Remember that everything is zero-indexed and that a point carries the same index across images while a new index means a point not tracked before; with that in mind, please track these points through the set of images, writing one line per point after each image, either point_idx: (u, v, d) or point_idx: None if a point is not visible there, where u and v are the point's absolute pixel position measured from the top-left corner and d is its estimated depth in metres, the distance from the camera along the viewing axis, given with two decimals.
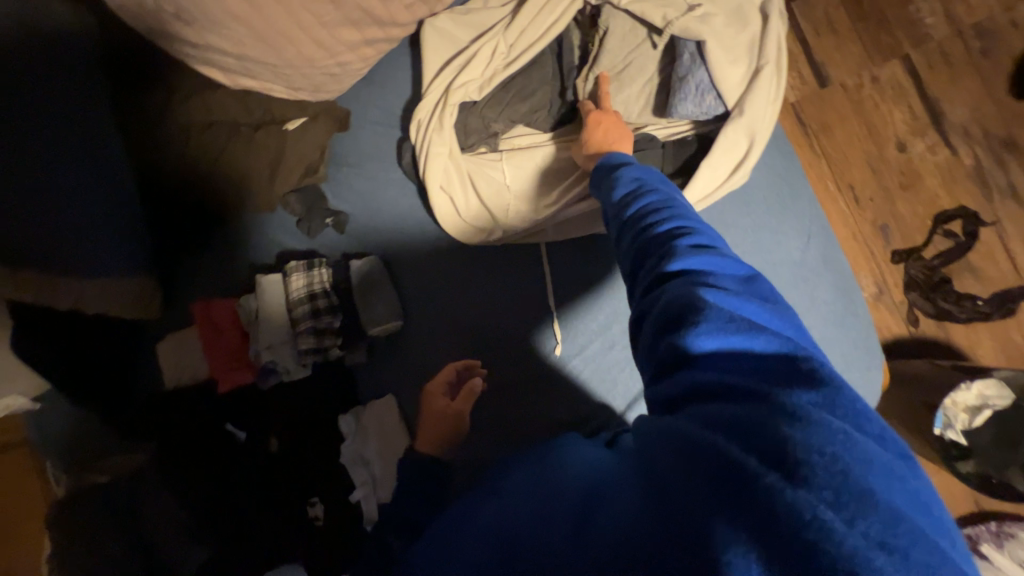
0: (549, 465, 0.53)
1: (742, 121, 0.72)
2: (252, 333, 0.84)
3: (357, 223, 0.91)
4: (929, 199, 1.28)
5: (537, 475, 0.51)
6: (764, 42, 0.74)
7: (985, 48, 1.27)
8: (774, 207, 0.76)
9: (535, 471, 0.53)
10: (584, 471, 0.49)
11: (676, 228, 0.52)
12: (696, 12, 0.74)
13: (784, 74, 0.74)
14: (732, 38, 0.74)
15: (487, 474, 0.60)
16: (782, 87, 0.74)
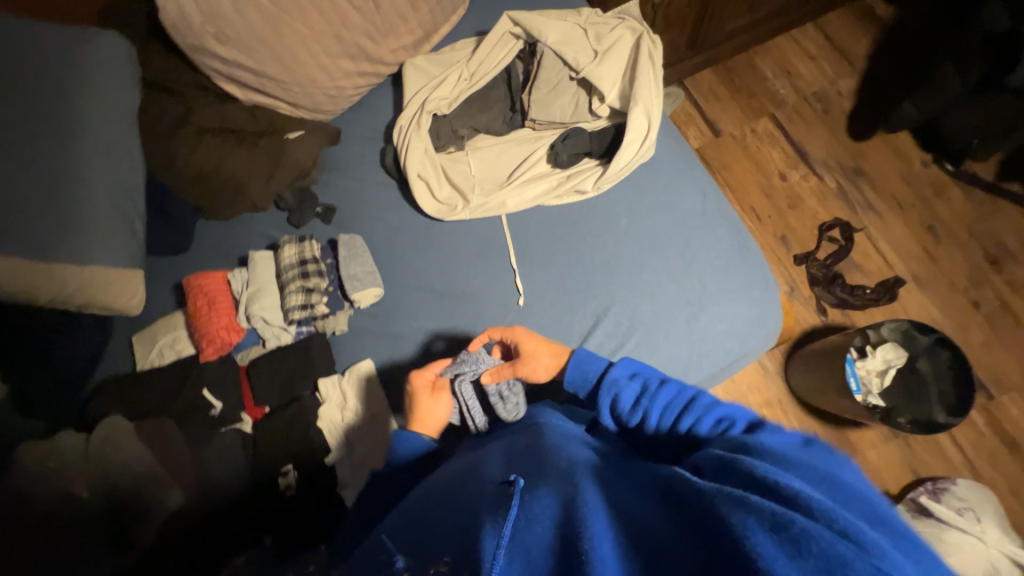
0: (544, 457, 0.55)
1: (640, 105, 0.87)
2: (240, 299, 0.89)
3: (344, 215, 1.05)
4: (812, 214, 1.60)
5: (536, 469, 0.52)
6: (641, 47, 0.92)
7: (825, 107, 1.69)
8: (676, 174, 0.93)
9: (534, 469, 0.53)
10: (588, 461, 0.53)
11: (700, 401, 0.64)
12: (593, 39, 0.95)
13: (662, 67, 0.91)
14: (618, 52, 0.93)
15: (466, 474, 0.60)
16: (662, 78, 0.91)
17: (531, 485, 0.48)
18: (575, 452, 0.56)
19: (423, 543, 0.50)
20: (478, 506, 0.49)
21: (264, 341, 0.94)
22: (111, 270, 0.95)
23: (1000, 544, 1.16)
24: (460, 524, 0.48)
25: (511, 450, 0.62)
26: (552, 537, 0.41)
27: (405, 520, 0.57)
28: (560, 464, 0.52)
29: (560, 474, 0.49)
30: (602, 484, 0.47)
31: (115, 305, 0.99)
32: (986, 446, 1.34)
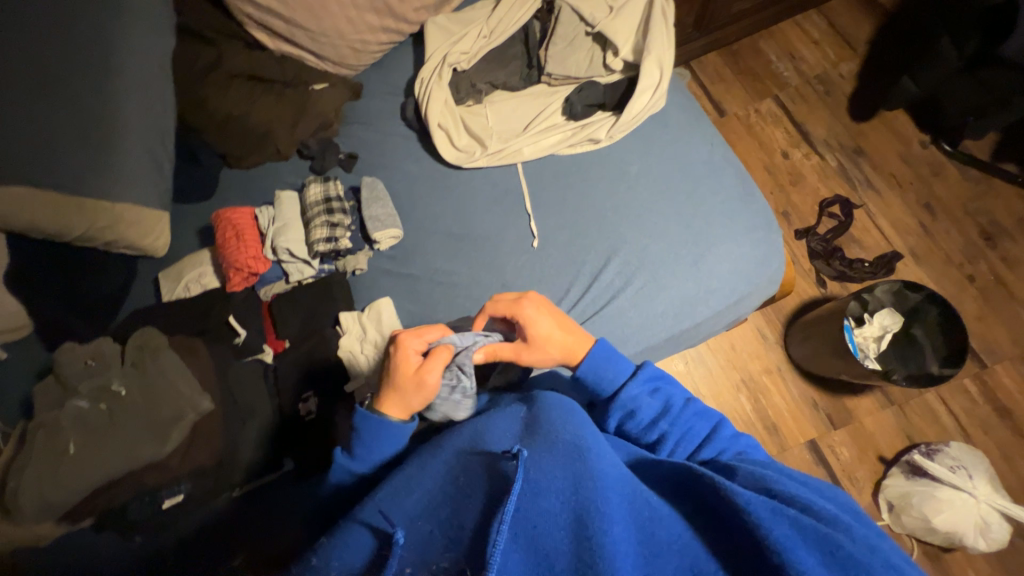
0: (549, 427, 0.56)
1: (652, 56, 0.95)
2: (268, 233, 0.94)
3: (363, 163, 1.08)
4: (813, 191, 1.65)
5: (540, 441, 0.53)
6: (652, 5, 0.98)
7: (827, 90, 1.74)
8: (685, 126, 0.98)
9: (539, 443, 0.53)
10: (593, 440, 0.54)
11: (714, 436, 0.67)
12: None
13: (672, 23, 0.97)
14: (631, 10, 0.99)
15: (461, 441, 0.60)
16: (672, 34, 0.97)
17: (536, 458, 0.51)
18: (578, 423, 0.57)
19: (416, 516, 0.55)
20: (477, 483, 0.52)
21: (287, 276, 0.96)
22: (141, 210, 1.00)
23: (990, 497, 1.21)
24: (459, 505, 0.52)
25: (518, 422, 0.61)
26: (554, 518, 0.46)
27: (403, 483, 0.59)
28: (566, 437, 0.53)
29: (564, 450, 0.51)
30: (608, 465, 0.50)
31: (141, 245, 1.03)
32: (978, 414, 1.38)
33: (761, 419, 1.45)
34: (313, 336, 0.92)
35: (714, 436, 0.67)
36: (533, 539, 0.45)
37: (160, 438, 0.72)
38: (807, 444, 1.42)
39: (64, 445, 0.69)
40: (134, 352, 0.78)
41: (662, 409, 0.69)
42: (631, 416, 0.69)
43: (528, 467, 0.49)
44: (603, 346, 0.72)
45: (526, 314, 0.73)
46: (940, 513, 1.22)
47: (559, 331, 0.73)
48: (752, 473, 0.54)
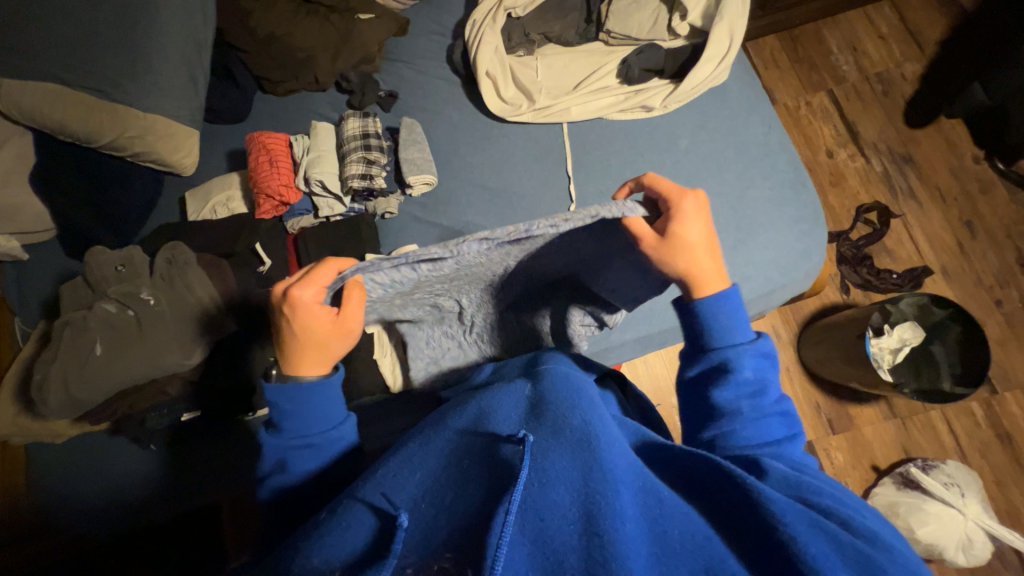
0: (555, 408, 0.51)
1: (723, 23, 0.89)
2: (301, 163, 0.91)
3: (403, 103, 1.04)
4: (852, 195, 1.59)
5: (545, 425, 0.49)
6: None
7: (885, 90, 1.65)
8: (743, 105, 0.93)
9: (543, 428, 0.48)
10: (602, 426, 0.48)
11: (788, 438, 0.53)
12: None
13: None
14: None
15: (464, 419, 0.56)
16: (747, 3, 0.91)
17: (544, 447, 0.46)
18: (586, 408, 0.51)
19: (419, 496, 0.48)
20: (477, 463, 0.48)
21: (315, 210, 0.94)
22: (173, 124, 0.97)
23: (978, 516, 1.23)
24: (459, 493, 0.47)
25: (526, 398, 0.56)
26: (564, 512, 0.41)
27: (400, 460, 0.53)
28: (573, 424, 0.48)
29: (574, 439, 0.46)
30: (618, 455, 0.45)
31: (170, 162, 1.01)
32: (980, 437, 1.38)
33: None
34: None
35: (788, 447, 0.53)
36: (539, 533, 0.40)
37: (184, 352, 0.73)
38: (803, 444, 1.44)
39: (91, 346, 0.70)
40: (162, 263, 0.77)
41: (756, 394, 0.54)
42: (718, 383, 0.55)
43: (536, 455, 0.45)
44: (734, 296, 0.57)
45: (683, 205, 0.59)
46: (926, 525, 1.24)
47: (702, 250, 0.59)
48: (786, 476, 0.46)
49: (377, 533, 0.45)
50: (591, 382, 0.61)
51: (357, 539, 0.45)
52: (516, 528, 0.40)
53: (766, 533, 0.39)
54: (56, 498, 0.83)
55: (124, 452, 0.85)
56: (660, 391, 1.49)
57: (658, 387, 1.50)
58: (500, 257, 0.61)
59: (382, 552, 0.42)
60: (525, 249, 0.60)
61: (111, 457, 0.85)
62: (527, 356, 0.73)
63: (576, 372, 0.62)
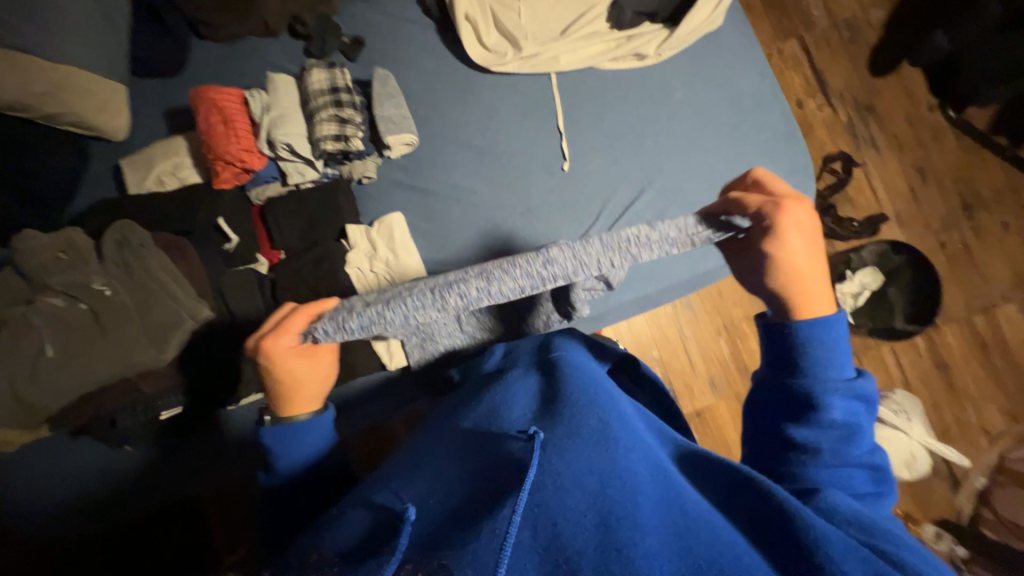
0: (573, 412, 0.49)
1: None
2: (261, 124, 0.80)
3: (370, 51, 0.92)
4: (819, 145, 1.63)
5: (561, 425, 0.47)
6: None
7: (852, 37, 1.66)
8: (736, 52, 0.90)
9: (559, 432, 0.46)
10: (620, 429, 0.47)
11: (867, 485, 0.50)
12: None
13: None
14: None
15: (473, 429, 0.52)
16: None
17: (557, 445, 0.44)
18: (602, 408, 0.50)
19: (429, 492, 0.45)
20: (483, 466, 0.45)
21: (284, 178, 0.84)
22: (94, 78, 0.83)
23: (920, 436, 1.39)
24: (465, 488, 0.44)
25: (542, 400, 0.54)
26: (579, 516, 0.38)
27: (407, 473, 0.49)
28: (590, 424, 0.47)
29: (589, 439, 0.45)
30: (637, 461, 0.44)
31: (92, 125, 0.85)
32: (921, 367, 1.54)
33: (735, 360, 1.56)
34: (318, 249, 0.84)
35: (867, 498, 0.49)
36: (552, 539, 0.36)
37: (154, 348, 0.64)
38: None
39: (39, 346, 0.60)
40: (113, 246, 0.66)
41: (845, 438, 0.50)
42: (798, 419, 0.51)
43: (546, 448, 0.43)
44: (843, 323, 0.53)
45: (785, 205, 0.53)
46: None
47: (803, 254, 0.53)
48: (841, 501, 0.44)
49: (371, 533, 0.42)
50: (611, 383, 0.60)
51: (350, 539, 0.42)
52: (523, 524, 0.37)
53: (783, 519, 0.39)
54: (25, 511, 0.76)
55: (95, 456, 0.77)
56: (642, 346, 1.54)
57: (640, 342, 1.55)
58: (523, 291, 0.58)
59: (385, 542, 0.39)
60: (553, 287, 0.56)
61: (82, 461, 0.77)
62: (538, 339, 0.73)
63: (588, 363, 0.62)
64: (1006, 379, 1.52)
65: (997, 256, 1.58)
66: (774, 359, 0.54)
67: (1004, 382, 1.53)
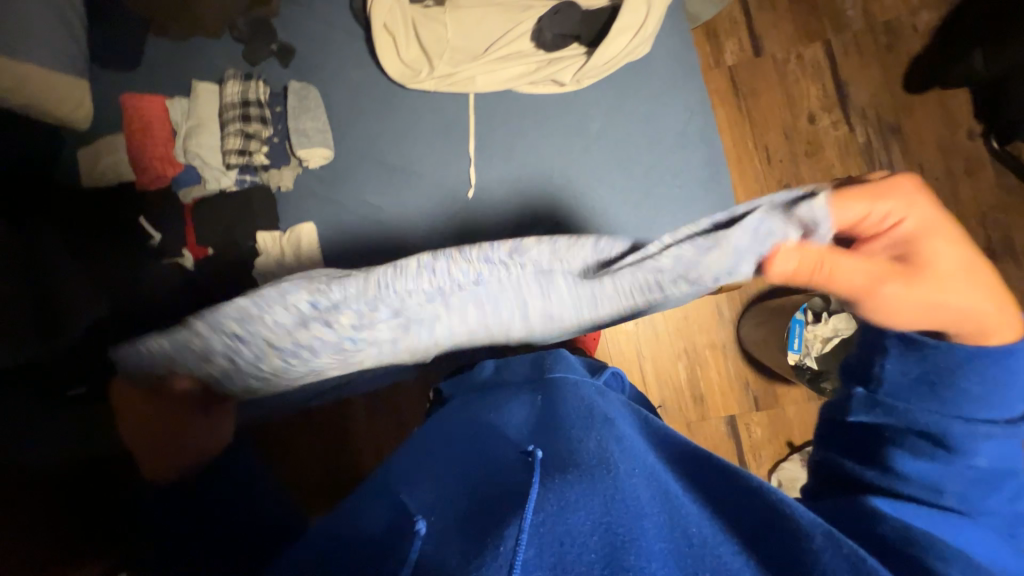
0: (567, 428, 0.57)
1: None
2: (180, 131, 0.88)
3: (301, 58, 0.94)
4: (826, 168, 1.46)
5: (561, 438, 0.55)
6: None
7: (890, 44, 1.44)
8: (666, 84, 0.84)
9: (557, 445, 0.53)
10: (615, 449, 0.52)
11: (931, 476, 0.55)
12: None
13: None
14: None
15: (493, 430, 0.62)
16: None
17: (553, 460, 0.49)
18: (605, 437, 0.54)
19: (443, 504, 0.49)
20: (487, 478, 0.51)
21: (204, 182, 0.91)
22: (52, 75, 0.89)
23: None
24: (475, 499, 0.48)
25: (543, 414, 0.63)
26: (583, 537, 0.40)
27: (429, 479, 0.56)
28: (590, 447, 0.52)
29: (595, 468, 0.48)
30: (636, 475, 0.48)
31: (54, 116, 0.93)
32: None
33: (690, 388, 1.49)
34: (230, 251, 0.90)
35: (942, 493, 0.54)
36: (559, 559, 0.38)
37: (49, 338, 0.76)
38: (726, 418, 1.48)
39: None
40: (17, 246, 0.78)
41: (981, 480, 0.53)
42: (910, 451, 0.55)
43: (548, 470, 0.47)
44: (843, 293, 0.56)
45: None
46: None
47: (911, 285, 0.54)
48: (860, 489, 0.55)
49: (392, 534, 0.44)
50: (614, 408, 0.65)
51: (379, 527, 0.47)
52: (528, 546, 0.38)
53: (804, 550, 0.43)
54: None
55: None
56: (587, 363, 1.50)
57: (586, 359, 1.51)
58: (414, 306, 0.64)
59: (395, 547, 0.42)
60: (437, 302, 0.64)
61: None
62: (533, 357, 0.83)
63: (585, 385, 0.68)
64: None
65: None
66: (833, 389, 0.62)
67: None
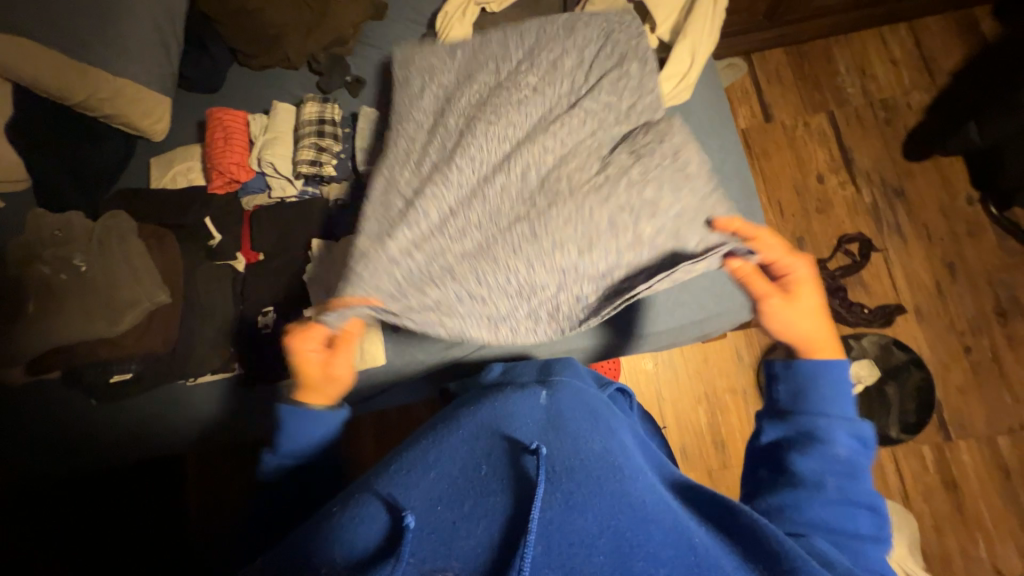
0: (571, 427, 0.54)
1: (684, 42, 0.89)
2: (256, 143, 0.95)
3: (371, 91, 1.04)
4: (837, 223, 1.54)
5: (565, 437, 0.52)
6: None
7: (888, 118, 1.59)
8: (702, 127, 0.93)
9: (556, 444, 0.51)
10: (619, 454, 0.51)
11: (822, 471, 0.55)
12: None
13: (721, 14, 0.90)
14: None
15: (477, 410, 0.57)
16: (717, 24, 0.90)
17: (558, 461, 0.48)
18: (605, 437, 0.53)
19: (434, 500, 0.47)
20: (499, 477, 0.48)
21: (269, 190, 0.97)
22: (142, 90, 0.98)
23: (905, 561, 1.18)
24: (480, 502, 0.46)
25: (541, 406, 0.57)
26: (591, 540, 0.42)
27: (408, 462, 0.51)
28: (596, 450, 0.50)
29: (601, 469, 0.48)
30: (643, 488, 0.47)
31: (134, 128, 1.01)
32: (926, 482, 1.33)
33: (711, 433, 1.42)
34: (284, 255, 0.94)
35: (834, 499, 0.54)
36: (567, 558, 0.41)
37: (111, 319, 0.80)
38: None
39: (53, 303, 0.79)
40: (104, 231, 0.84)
41: (847, 474, 0.55)
42: (800, 449, 0.57)
43: (551, 468, 0.47)
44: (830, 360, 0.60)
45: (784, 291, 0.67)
46: None
47: (793, 303, 0.64)
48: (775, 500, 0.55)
49: (397, 534, 0.44)
50: (614, 417, 0.61)
51: (374, 536, 0.45)
52: (536, 542, 0.42)
53: (768, 551, 0.44)
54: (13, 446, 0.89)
55: (69, 403, 0.89)
56: None
57: None
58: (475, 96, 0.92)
59: (396, 549, 0.43)
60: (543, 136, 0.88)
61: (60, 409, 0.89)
62: (541, 361, 0.74)
63: (587, 385, 0.65)
64: None
65: None
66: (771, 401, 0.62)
67: None
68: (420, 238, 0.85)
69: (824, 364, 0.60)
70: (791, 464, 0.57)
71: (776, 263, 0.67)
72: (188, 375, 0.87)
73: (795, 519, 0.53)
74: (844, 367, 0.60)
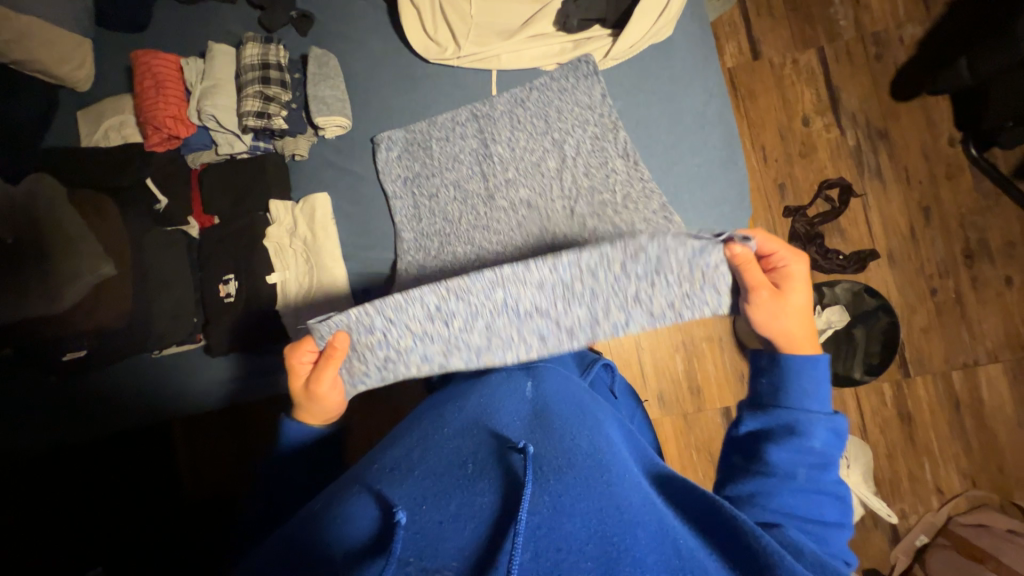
0: (559, 430, 0.56)
1: None
2: (194, 92, 0.85)
3: (321, 28, 0.92)
4: (819, 168, 1.51)
5: (551, 438, 0.54)
6: None
7: (879, 53, 1.52)
8: (687, 67, 0.86)
9: (546, 444, 0.53)
10: (604, 450, 0.54)
11: (798, 469, 0.56)
12: None
13: None
14: None
15: (472, 412, 0.60)
16: None
17: (544, 463, 0.49)
18: (592, 435, 0.56)
19: (420, 497, 0.47)
20: (486, 477, 0.49)
21: (216, 146, 0.89)
22: (53, 28, 0.86)
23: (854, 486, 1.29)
24: (466, 502, 0.46)
25: (530, 406, 0.62)
26: (581, 547, 0.41)
27: (399, 463, 0.53)
28: (582, 449, 0.52)
29: (587, 468, 0.50)
30: (631, 489, 0.48)
31: (50, 76, 0.89)
32: (883, 416, 1.42)
33: (687, 379, 1.47)
34: (243, 220, 0.88)
35: (814, 497, 0.56)
36: (557, 564, 0.39)
37: (50, 296, 0.73)
38: (721, 409, 1.46)
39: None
40: (26, 201, 0.74)
41: (818, 465, 0.57)
42: (774, 441, 0.58)
43: (538, 467, 0.48)
44: (822, 365, 0.60)
45: (782, 283, 0.63)
46: None
47: (779, 301, 0.61)
48: (745, 487, 0.57)
49: (383, 528, 0.45)
50: (602, 410, 0.66)
51: (361, 528, 0.45)
52: (524, 548, 0.40)
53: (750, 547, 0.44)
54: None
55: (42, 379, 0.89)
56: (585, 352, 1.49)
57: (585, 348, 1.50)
58: (478, 201, 0.85)
59: (383, 548, 0.42)
60: (554, 204, 0.82)
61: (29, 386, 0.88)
62: None
63: (569, 375, 0.72)
64: (975, 445, 1.40)
65: (991, 311, 1.45)
66: (753, 392, 0.64)
67: (972, 445, 1.40)
68: (426, 253, 0.85)
69: (807, 365, 0.59)
70: (764, 455, 0.58)
71: (773, 259, 0.64)
72: (159, 346, 0.86)
73: (764, 506, 0.55)
74: (822, 366, 0.60)
